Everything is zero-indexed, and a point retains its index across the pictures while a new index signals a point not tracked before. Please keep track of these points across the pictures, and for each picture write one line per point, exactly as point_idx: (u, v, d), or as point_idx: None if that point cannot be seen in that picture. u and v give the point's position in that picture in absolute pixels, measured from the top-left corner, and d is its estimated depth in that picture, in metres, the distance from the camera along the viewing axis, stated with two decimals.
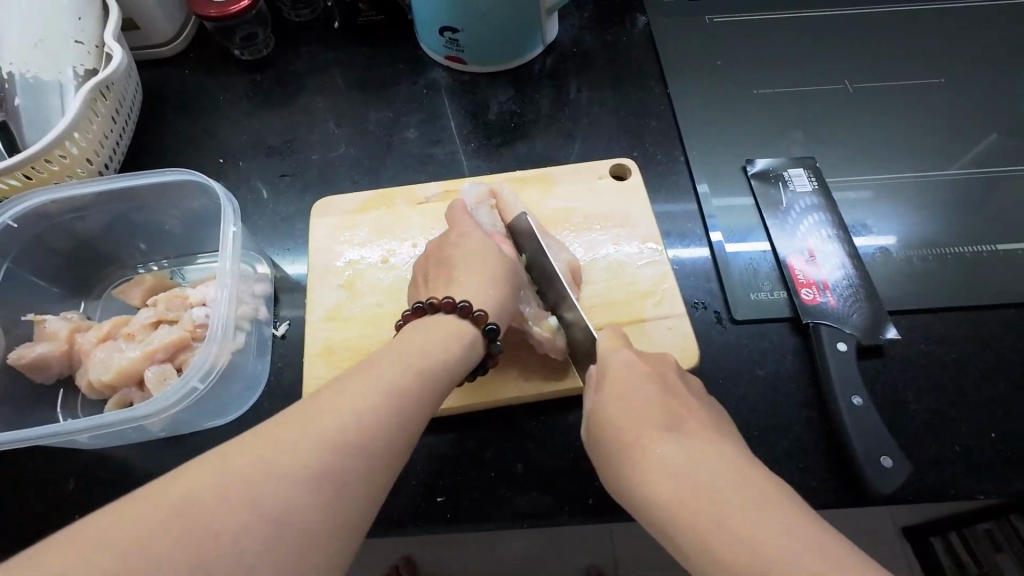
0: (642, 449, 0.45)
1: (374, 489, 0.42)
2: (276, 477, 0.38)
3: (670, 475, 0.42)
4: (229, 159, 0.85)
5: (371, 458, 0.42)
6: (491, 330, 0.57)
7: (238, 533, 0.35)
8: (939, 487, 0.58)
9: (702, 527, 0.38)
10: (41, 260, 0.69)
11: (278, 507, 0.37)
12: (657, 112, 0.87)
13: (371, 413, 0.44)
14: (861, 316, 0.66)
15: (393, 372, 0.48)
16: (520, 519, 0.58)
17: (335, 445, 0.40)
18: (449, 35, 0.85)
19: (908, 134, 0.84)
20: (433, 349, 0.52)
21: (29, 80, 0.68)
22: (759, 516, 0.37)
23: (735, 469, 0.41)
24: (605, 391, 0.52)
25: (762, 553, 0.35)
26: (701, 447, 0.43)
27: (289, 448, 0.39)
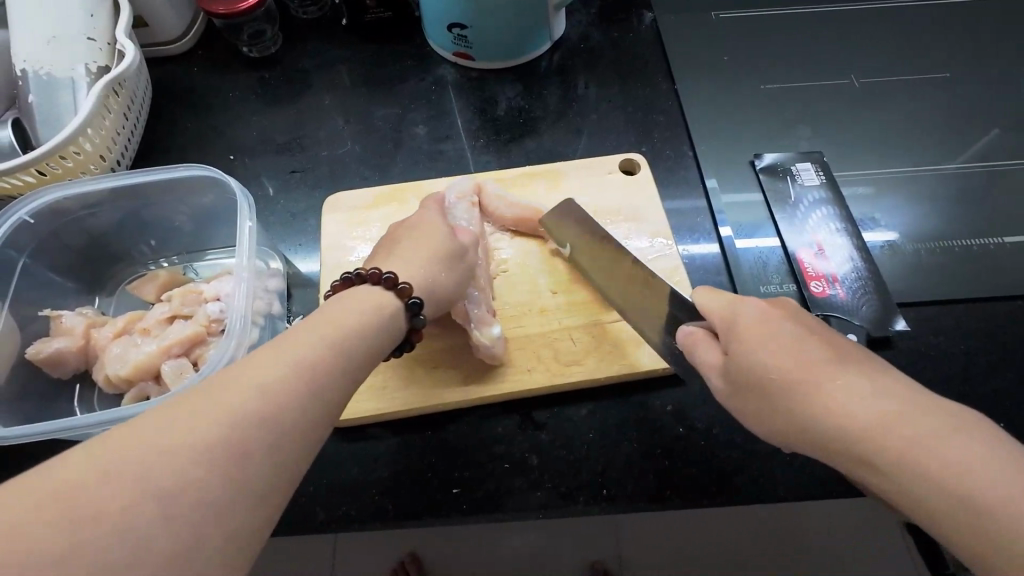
0: (808, 388, 0.43)
1: (286, 459, 0.39)
2: (171, 447, 0.35)
3: (853, 411, 0.40)
4: (239, 155, 0.85)
5: (282, 426, 0.40)
6: (414, 303, 0.56)
7: (128, 503, 0.32)
8: None
9: (907, 462, 0.37)
10: (57, 257, 0.69)
11: (175, 477, 0.34)
12: (665, 108, 0.87)
13: (283, 384, 0.41)
14: (870, 307, 0.67)
15: (312, 342, 0.46)
16: (536, 509, 0.58)
17: (241, 413, 0.38)
18: (458, 32, 0.85)
19: (914, 129, 0.84)
20: (351, 319, 0.51)
21: (42, 77, 0.69)
22: (967, 451, 0.35)
23: (918, 400, 0.39)
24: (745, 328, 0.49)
25: (981, 487, 0.34)
26: (875, 380, 0.41)
27: (187, 417, 0.37)
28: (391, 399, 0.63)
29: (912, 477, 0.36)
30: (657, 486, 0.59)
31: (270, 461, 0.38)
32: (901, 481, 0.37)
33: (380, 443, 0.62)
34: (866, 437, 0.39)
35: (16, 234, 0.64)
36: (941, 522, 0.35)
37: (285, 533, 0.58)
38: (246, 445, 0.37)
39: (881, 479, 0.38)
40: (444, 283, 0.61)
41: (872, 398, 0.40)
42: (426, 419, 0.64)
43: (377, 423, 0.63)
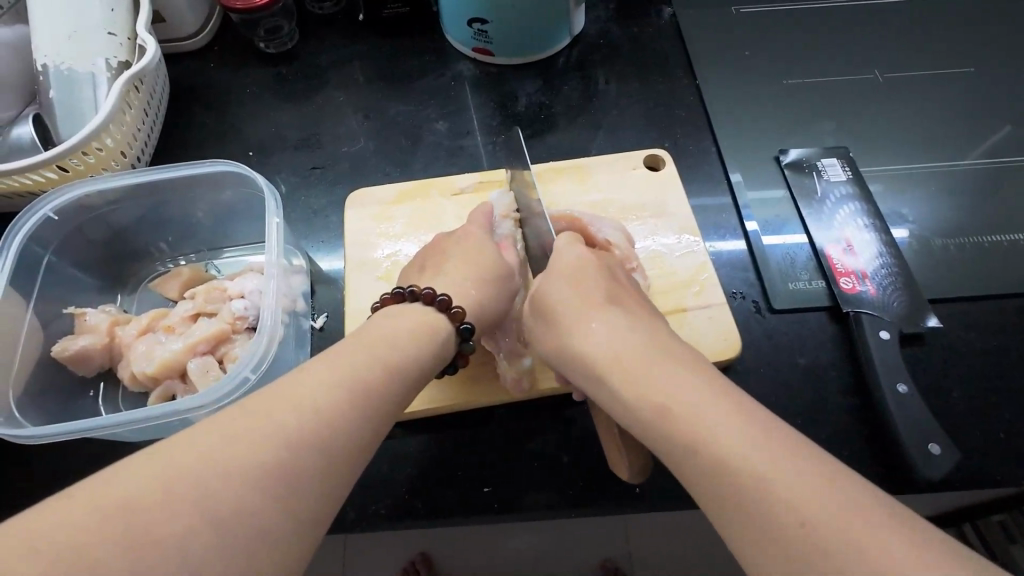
0: (591, 334, 0.51)
1: (334, 480, 0.40)
2: (203, 474, 0.35)
3: (630, 360, 0.47)
4: (259, 151, 0.84)
5: (333, 448, 0.41)
6: (466, 329, 0.56)
7: (191, 527, 0.33)
8: (986, 472, 0.58)
9: (681, 426, 0.41)
10: (80, 253, 0.69)
11: (205, 507, 0.34)
12: (686, 103, 0.87)
13: (316, 411, 0.41)
14: (900, 303, 0.66)
15: (347, 364, 0.46)
16: (567, 508, 0.58)
17: (296, 438, 0.39)
18: (478, 27, 0.84)
19: (939, 124, 0.84)
20: (395, 334, 0.52)
21: (63, 72, 0.68)
22: (734, 422, 0.39)
23: (687, 360, 0.46)
24: (556, 284, 0.57)
25: (739, 457, 0.37)
26: (656, 337, 0.49)
27: (220, 442, 0.37)
28: (426, 397, 0.62)
29: (684, 442, 0.40)
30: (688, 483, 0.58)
31: (297, 491, 0.38)
32: (674, 444, 0.41)
33: (409, 442, 0.62)
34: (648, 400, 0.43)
35: (41, 232, 0.64)
36: (703, 487, 0.39)
37: None
38: (274, 475, 0.37)
39: (659, 439, 0.42)
40: (493, 302, 0.62)
41: (660, 365, 0.45)
42: (456, 416, 0.63)
43: (402, 423, 0.63)
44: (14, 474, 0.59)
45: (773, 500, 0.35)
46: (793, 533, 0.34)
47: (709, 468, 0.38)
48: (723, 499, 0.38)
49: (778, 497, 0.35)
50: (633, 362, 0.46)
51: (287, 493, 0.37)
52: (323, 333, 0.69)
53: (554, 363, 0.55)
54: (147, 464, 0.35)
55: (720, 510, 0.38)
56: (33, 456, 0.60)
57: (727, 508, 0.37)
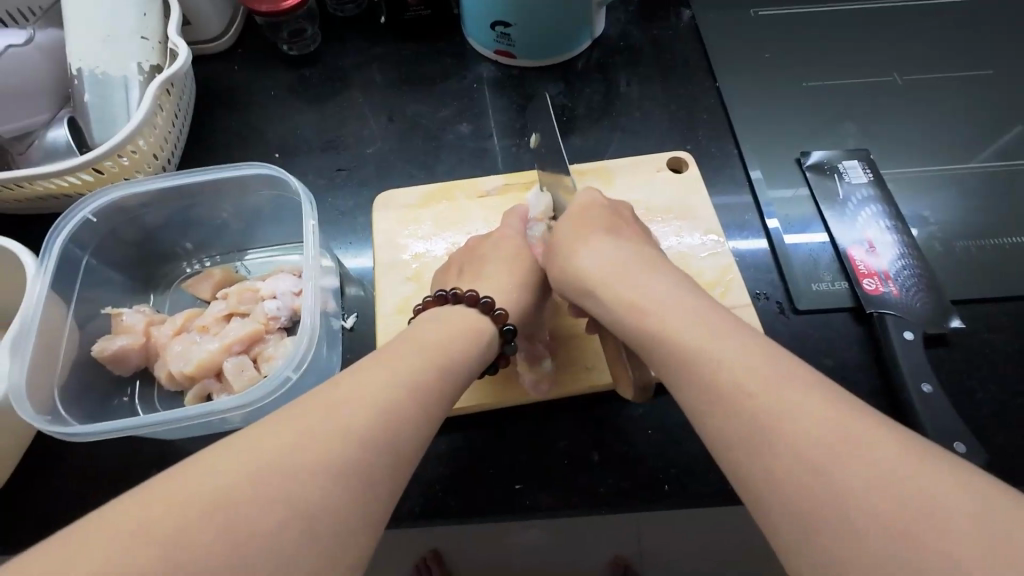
0: (585, 253, 0.59)
1: (398, 474, 0.42)
2: (266, 484, 0.36)
3: (615, 276, 0.55)
4: (285, 153, 0.85)
5: (396, 443, 0.42)
6: (509, 331, 0.58)
7: (280, 521, 0.35)
8: (1011, 471, 0.59)
9: (739, 395, 0.41)
10: (115, 253, 0.70)
11: (271, 519, 0.34)
12: (708, 105, 0.87)
13: (367, 420, 0.41)
14: (923, 304, 0.67)
15: (392, 370, 0.46)
16: (601, 507, 0.59)
17: (364, 435, 0.40)
18: (500, 30, 0.85)
19: (959, 126, 0.84)
20: (441, 340, 0.52)
21: (98, 76, 0.69)
22: (797, 399, 0.39)
23: (673, 281, 0.53)
24: (563, 223, 0.65)
25: (803, 431, 0.37)
26: (644, 261, 0.57)
27: (279, 451, 0.37)
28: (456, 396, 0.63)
29: (739, 409, 0.41)
30: (718, 481, 0.59)
31: (354, 502, 0.38)
32: (723, 407, 0.42)
33: (442, 441, 0.63)
34: (702, 365, 0.44)
35: (79, 233, 0.65)
36: (751, 452, 0.39)
37: None
38: (332, 486, 0.37)
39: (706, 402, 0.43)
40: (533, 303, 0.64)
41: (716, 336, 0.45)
42: (488, 416, 0.64)
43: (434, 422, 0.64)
44: (53, 471, 0.60)
45: (834, 472, 0.35)
46: (850, 505, 0.34)
47: (761, 436, 0.39)
48: (771, 466, 0.38)
49: (838, 470, 0.35)
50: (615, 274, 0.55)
51: (345, 503, 0.37)
52: (353, 333, 0.70)
53: (557, 289, 0.63)
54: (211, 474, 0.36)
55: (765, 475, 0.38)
56: (70, 453, 0.61)
57: (776, 472, 0.37)
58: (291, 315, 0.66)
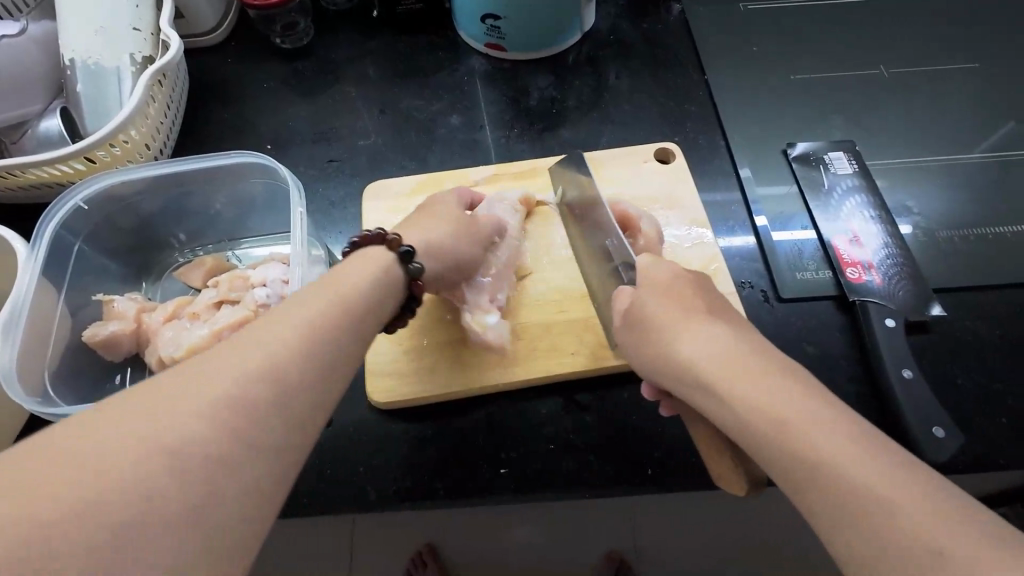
0: (690, 336, 0.49)
1: (312, 425, 0.41)
2: (176, 422, 0.35)
3: (727, 364, 0.45)
4: (277, 145, 0.86)
5: (312, 394, 0.42)
6: (405, 251, 0.57)
7: (183, 467, 0.34)
8: (989, 455, 0.60)
9: (785, 430, 0.40)
10: (108, 242, 0.71)
11: (184, 454, 0.34)
12: (697, 98, 0.88)
13: (282, 356, 0.41)
14: (906, 292, 0.67)
15: (308, 311, 0.46)
16: (584, 488, 0.60)
17: (275, 381, 0.40)
18: (491, 23, 0.86)
19: (947, 119, 0.85)
20: (354, 284, 0.51)
21: (90, 66, 0.70)
22: (808, 408, 0.40)
23: (772, 356, 0.46)
24: (648, 293, 0.55)
25: (849, 469, 0.37)
26: (753, 342, 0.47)
27: (189, 391, 0.37)
28: (443, 382, 0.64)
29: (783, 441, 0.40)
30: (701, 464, 0.60)
31: (273, 438, 0.38)
32: (766, 439, 0.41)
33: (430, 426, 0.64)
34: (745, 396, 0.43)
35: (72, 219, 0.66)
36: (793, 482, 0.39)
37: (341, 510, 0.60)
38: (247, 420, 0.37)
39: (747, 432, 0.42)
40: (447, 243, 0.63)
41: (761, 368, 0.44)
42: (474, 401, 0.65)
43: (420, 407, 0.65)
44: None
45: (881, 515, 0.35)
46: (897, 547, 0.34)
47: (804, 469, 0.38)
48: (815, 499, 0.38)
49: (884, 512, 0.35)
50: (725, 367, 0.45)
51: (263, 437, 0.37)
52: None
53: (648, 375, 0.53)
54: (114, 417, 0.34)
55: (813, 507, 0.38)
56: None
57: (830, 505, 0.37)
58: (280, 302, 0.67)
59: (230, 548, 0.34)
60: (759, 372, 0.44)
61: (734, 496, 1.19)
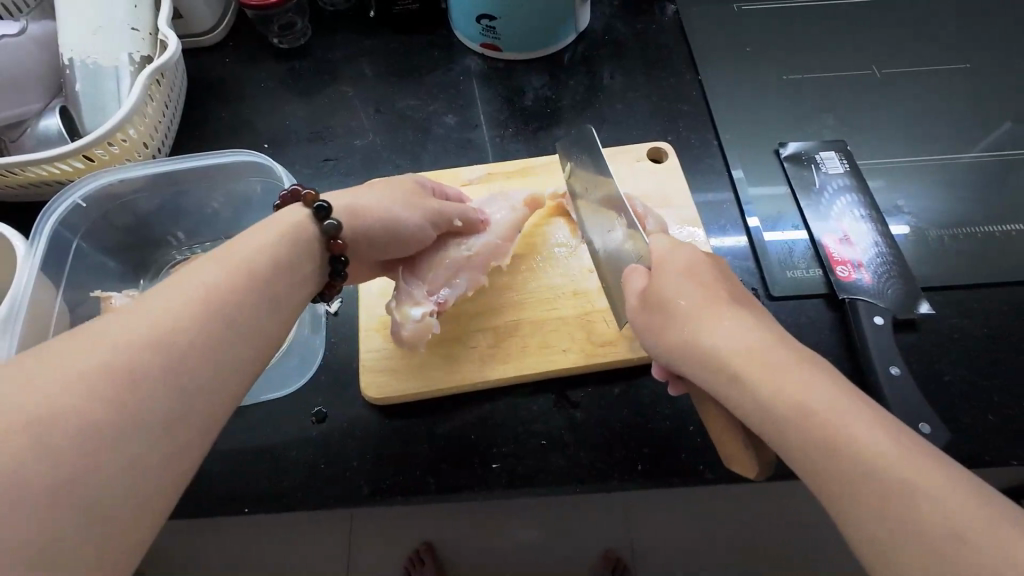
0: (712, 326, 0.47)
1: (219, 392, 0.42)
2: (71, 397, 0.35)
3: (750, 353, 0.45)
4: (274, 144, 0.87)
5: (218, 361, 0.42)
6: (320, 207, 0.57)
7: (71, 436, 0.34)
8: (976, 451, 0.61)
9: (816, 423, 0.40)
10: (106, 240, 0.72)
11: (79, 428, 0.34)
12: (690, 98, 0.89)
13: (185, 330, 0.41)
14: (896, 290, 0.68)
15: (211, 280, 0.45)
16: (573, 483, 0.61)
17: (175, 350, 0.40)
18: (486, 23, 0.87)
19: (937, 120, 0.86)
20: (260, 253, 0.50)
21: (89, 66, 0.71)
22: (843, 402, 0.40)
23: (796, 348, 0.45)
24: (665, 275, 0.53)
25: (882, 464, 0.37)
26: (775, 332, 0.46)
27: (85, 363, 0.36)
28: (434, 378, 0.65)
29: (814, 435, 0.40)
30: (690, 461, 0.61)
31: (176, 411, 0.39)
32: (795, 431, 0.41)
33: (424, 422, 0.64)
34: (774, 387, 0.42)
35: (71, 217, 0.66)
36: (820, 475, 0.40)
37: (334, 505, 0.61)
38: (145, 393, 0.37)
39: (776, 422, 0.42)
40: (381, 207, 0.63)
41: (784, 357, 0.44)
42: (467, 397, 0.66)
43: (411, 404, 0.65)
44: None
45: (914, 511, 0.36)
46: (928, 543, 0.35)
47: (833, 462, 0.39)
48: (841, 492, 0.39)
49: (918, 507, 0.36)
50: (755, 360, 0.44)
51: (162, 408, 0.38)
52: (337, 318, 0.71)
53: (666, 361, 0.51)
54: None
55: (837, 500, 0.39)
56: None
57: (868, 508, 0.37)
58: None
59: (130, 511, 0.35)
60: (794, 367, 0.43)
61: (729, 495, 1.19)
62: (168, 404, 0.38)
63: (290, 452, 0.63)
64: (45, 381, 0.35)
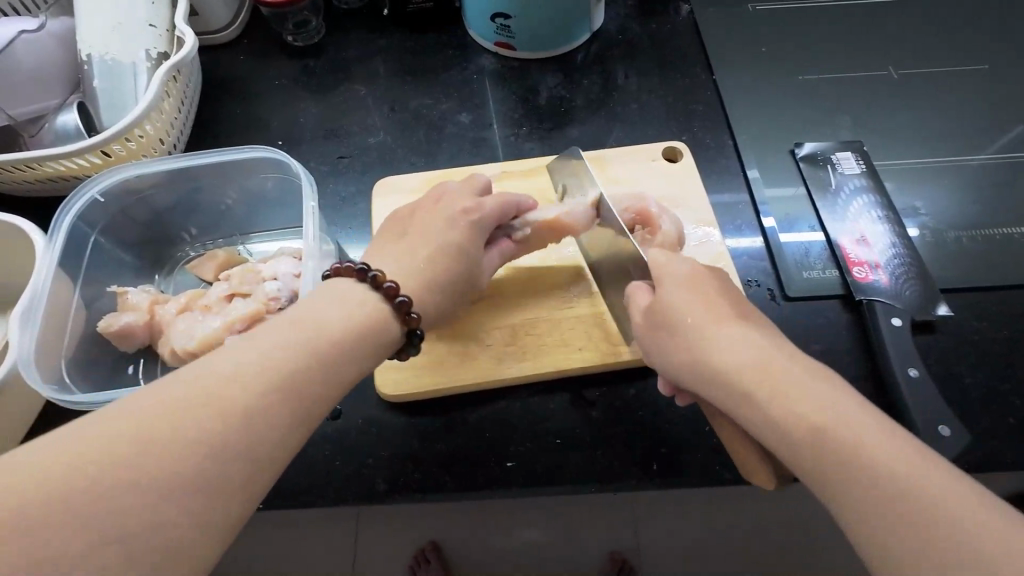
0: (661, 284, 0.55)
1: (285, 450, 0.42)
2: (122, 457, 0.35)
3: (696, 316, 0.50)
4: (289, 141, 0.87)
5: (289, 420, 0.42)
6: (416, 337, 0.56)
7: (149, 495, 0.34)
8: (995, 454, 0.60)
9: (816, 429, 0.40)
10: (122, 234, 0.72)
11: (121, 488, 0.34)
12: (704, 97, 0.89)
13: (266, 387, 0.42)
14: (913, 292, 0.68)
15: (280, 348, 0.45)
16: (589, 483, 0.60)
17: (260, 406, 0.41)
18: (501, 22, 0.87)
19: (952, 121, 0.85)
20: (335, 324, 0.49)
21: (107, 62, 0.71)
22: (856, 413, 0.40)
23: (742, 317, 0.50)
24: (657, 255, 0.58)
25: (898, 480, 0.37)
26: (731, 303, 0.52)
27: (145, 425, 0.37)
28: (453, 375, 0.65)
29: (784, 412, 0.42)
30: (706, 460, 0.61)
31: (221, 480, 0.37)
32: (804, 442, 0.41)
33: (437, 419, 0.64)
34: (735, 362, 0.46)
35: (89, 212, 0.67)
36: (834, 485, 0.39)
37: (349, 502, 0.60)
38: (219, 451, 0.38)
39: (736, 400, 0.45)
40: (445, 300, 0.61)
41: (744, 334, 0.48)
42: (483, 394, 0.65)
43: (427, 399, 0.65)
44: None
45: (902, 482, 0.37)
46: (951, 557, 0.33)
47: (855, 474, 0.38)
48: (850, 498, 0.38)
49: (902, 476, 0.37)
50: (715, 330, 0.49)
51: (233, 465, 0.38)
52: None
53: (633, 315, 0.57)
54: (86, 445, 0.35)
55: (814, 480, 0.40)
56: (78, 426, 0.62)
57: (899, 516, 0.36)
58: (292, 296, 0.67)
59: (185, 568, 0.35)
60: (791, 372, 0.44)
61: (738, 496, 1.19)
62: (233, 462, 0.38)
63: (305, 449, 0.63)
64: (129, 438, 0.36)
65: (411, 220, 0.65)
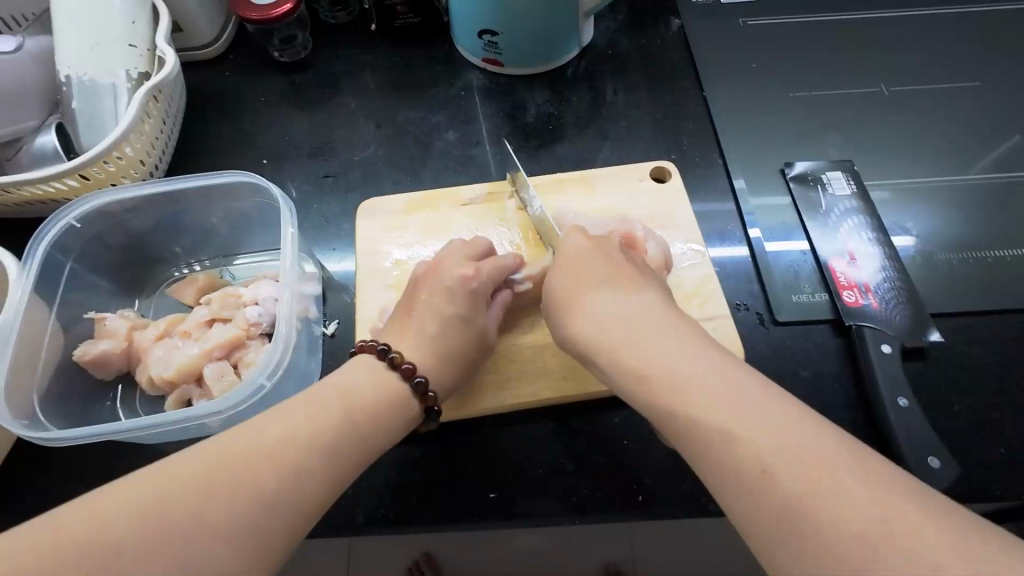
0: (603, 328, 0.55)
1: (309, 513, 0.44)
2: (172, 499, 0.39)
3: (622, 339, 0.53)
4: (273, 159, 0.86)
5: (315, 484, 0.45)
6: (434, 413, 0.57)
7: (178, 544, 0.38)
8: (983, 483, 0.59)
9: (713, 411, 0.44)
10: (102, 258, 0.71)
11: (162, 530, 0.38)
12: (694, 114, 0.88)
13: (295, 452, 0.45)
14: (903, 317, 0.67)
15: (315, 414, 0.48)
16: (574, 514, 0.59)
17: (290, 469, 0.44)
18: (488, 38, 0.86)
19: (943, 138, 0.84)
20: (367, 395, 0.52)
21: (86, 83, 0.70)
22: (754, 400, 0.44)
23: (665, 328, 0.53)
24: (585, 272, 0.61)
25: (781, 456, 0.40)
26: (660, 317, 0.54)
27: (194, 474, 0.41)
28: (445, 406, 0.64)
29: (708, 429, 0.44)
30: (693, 492, 0.59)
31: (251, 530, 0.40)
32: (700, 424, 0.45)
33: (419, 449, 0.63)
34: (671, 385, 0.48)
35: (64, 238, 0.66)
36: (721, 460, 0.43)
37: (328, 536, 0.59)
38: (248, 508, 0.41)
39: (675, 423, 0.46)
40: (459, 350, 0.61)
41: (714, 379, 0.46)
42: (469, 424, 0.64)
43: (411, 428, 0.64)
44: (32, 473, 0.60)
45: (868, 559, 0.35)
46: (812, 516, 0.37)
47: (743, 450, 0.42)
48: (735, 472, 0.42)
49: (871, 553, 0.35)
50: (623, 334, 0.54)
51: (259, 522, 0.41)
52: (335, 339, 0.71)
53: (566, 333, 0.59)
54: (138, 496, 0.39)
55: (745, 515, 0.41)
56: (55, 456, 0.61)
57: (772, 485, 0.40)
58: (272, 321, 0.66)
59: None
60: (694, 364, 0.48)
61: None
62: (258, 521, 0.41)
63: None
64: (174, 489, 0.40)
65: (417, 293, 0.64)
